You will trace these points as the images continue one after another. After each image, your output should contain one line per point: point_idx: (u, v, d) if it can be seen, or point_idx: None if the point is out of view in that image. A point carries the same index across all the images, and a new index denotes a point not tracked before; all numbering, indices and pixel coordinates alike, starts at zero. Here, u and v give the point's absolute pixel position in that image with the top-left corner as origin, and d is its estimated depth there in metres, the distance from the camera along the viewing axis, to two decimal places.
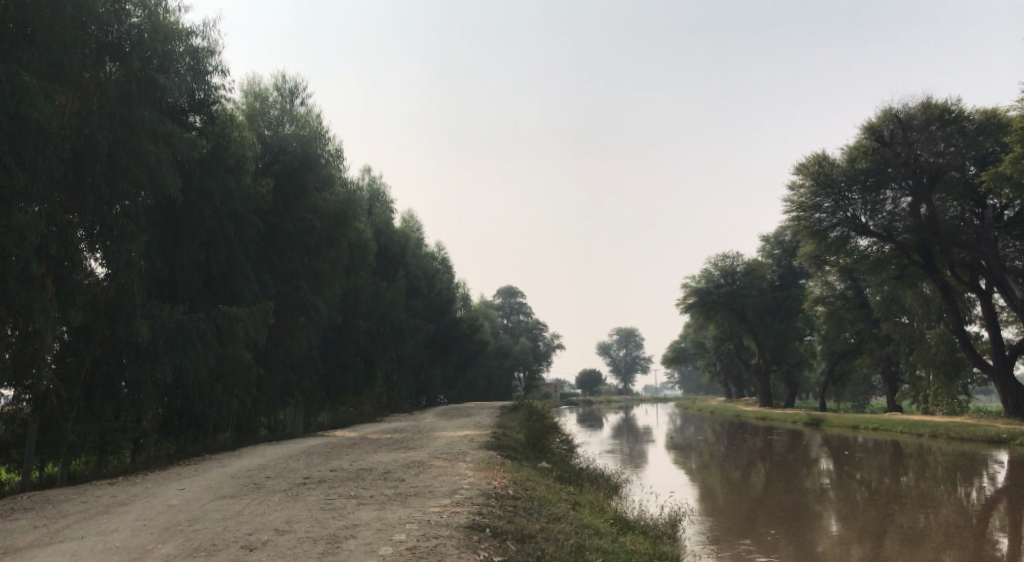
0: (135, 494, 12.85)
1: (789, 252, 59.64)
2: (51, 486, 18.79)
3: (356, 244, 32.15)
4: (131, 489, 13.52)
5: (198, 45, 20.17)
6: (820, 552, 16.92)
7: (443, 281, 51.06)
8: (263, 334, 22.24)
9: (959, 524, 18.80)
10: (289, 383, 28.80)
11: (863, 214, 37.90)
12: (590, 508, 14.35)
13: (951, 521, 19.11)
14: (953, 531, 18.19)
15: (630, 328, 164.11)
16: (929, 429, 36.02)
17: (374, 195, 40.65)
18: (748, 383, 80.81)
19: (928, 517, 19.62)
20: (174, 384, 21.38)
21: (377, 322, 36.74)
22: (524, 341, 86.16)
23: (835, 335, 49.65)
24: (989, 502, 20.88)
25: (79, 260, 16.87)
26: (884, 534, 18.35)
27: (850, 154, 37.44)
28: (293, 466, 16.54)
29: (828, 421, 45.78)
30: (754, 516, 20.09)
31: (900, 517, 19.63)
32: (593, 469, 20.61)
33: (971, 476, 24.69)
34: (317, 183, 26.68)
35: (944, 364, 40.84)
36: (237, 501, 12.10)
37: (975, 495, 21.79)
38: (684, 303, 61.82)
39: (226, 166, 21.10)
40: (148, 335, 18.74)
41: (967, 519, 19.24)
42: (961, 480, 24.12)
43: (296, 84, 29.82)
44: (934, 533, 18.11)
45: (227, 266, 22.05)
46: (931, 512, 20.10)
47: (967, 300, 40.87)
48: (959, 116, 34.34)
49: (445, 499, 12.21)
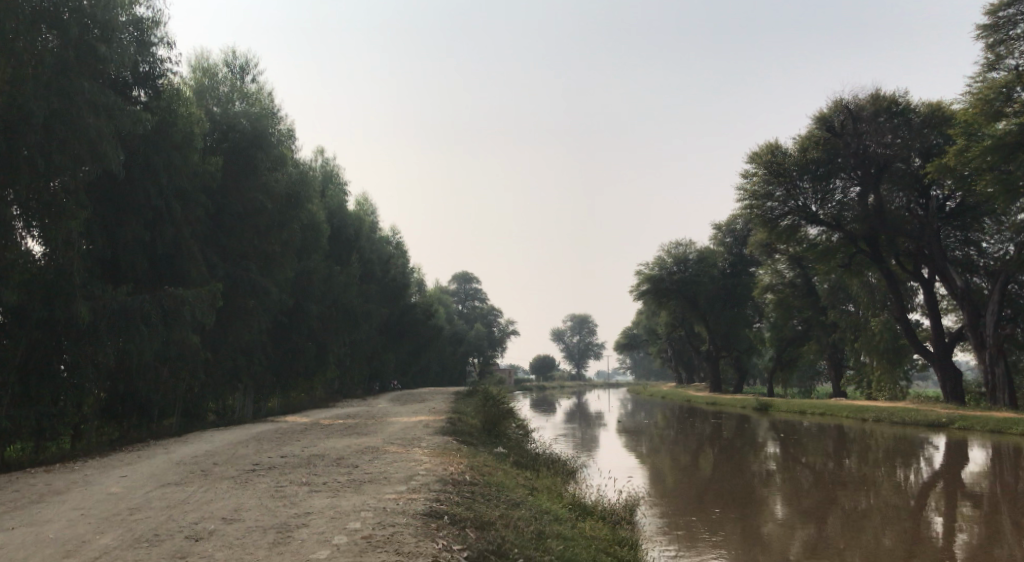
0: (74, 482, 12.29)
1: (740, 240, 60.37)
2: None
3: (307, 225, 31.43)
4: (69, 477, 12.95)
5: (142, 16, 19.37)
6: (767, 533, 17.11)
7: (397, 265, 50.51)
8: (210, 317, 21.60)
9: (899, 505, 19.23)
10: (238, 367, 28.12)
11: (813, 203, 38.39)
12: (548, 494, 14.24)
13: (892, 502, 19.50)
14: (894, 512, 18.59)
15: (583, 314, 164.96)
16: (874, 414, 36.84)
17: (327, 178, 39.86)
18: (698, 368, 81.85)
19: (871, 498, 19.99)
20: (117, 368, 20.64)
21: (329, 305, 36.10)
22: (478, 327, 85.90)
23: (784, 322, 50.45)
24: (929, 483, 21.41)
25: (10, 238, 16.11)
26: (828, 515, 18.61)
27: (801, 143, 37.85)
28: (242, 452, 16.06)
29: (776, 406, 46.56)
30: (704, 499, 20.24)
31: (845, 500, 19.97)
32: (547, 454, 20.52)
33: (912, 459, 25.28)
34: (267, 163, 25.96)
35: (887, 351, 41.77)
36: (183, 488, 11.66)
37: (915, 477, 22.33)
38: (637, 289, 62.22)
39: (172, 142, 20.30)
40: (88, 317, 18.10)
41: (907, 500, 19.68)
42: (903, 463, 24.72)
43: (247, 60, 28.93)
44: (876, 514, 18.48)
45: (173, 246, 21.39)
46: (874, 494, 20.49)
47: (911, 289, 41.90)
48: (906, 108, 34.98)
49: (401, 485, 11.95)
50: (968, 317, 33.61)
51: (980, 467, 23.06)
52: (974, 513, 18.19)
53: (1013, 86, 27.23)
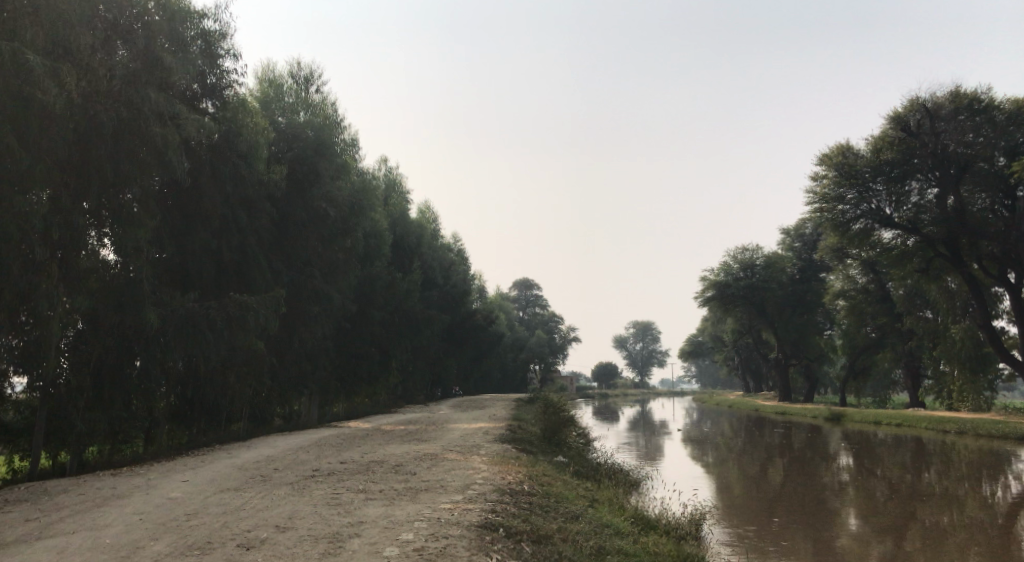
0: (137, 486, 12.47)
1: (809, 246, 58.61)
2: (61, 473, 18.53)
3: (370, 233, 31.66)
4: (133, 481, 13.14)
5: (210, 29, 19.71)
6: (839, 547, 16.37)
7: (460, 272, 50.67)
8: (274, 323, 21.78)
9: (981, 522, 18.18)
10: (303, 372, 28.47)
11: (887, 206, 37.06)
12: (608, 506, 13.85)
13: (975, 520, 18.40)
14: (975, 529, 17.58)
15: (647, 320, 163.11)
16: (954, 425, 35.16)
17: (390, 185, 40.16)
18: (766, 376, 79.90)
19: (950, 515, 18.92)
20: (186, 373, 21.06)
21: (392, 312, 36.32)
22: (540, 333, 85.74)
23: (857, 329, 48.71)
24: (1014, 500, 20.19)
25: (84, 243, 16.65)
26: (906, 532, 17.65)
27: (874, 144, 36.44)
28: (303, 457, 16.13)
29: (849, 416, 44.95)
30: (772, 512, 19.48)
31: (922, 515, 18.97)
32: (609, 464, 20.08)
33: (996, 474, 23.91)
34: (330, 172, 26.18)
35: (968, 359, 39.75)
36: (241, 494, 11.69)
37: (1000, 493, 21.06)
38: (703, 296, 61.08)
39: (237, 151, 20.48)
40: (157, 323, 18.48)
41: (990, 517, 18.59)
42: (987, 478, 23.38)
43: (311, 70, 29.31)
44: (956, 531, 17.50)
45: (239, 253, 21.77)
46: (955, 510, 19.39)
47: (994, 294, 39.92)
48: (989, 106, 33.28)
49: (457, 494, 11.74)
50: None
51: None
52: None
53: None
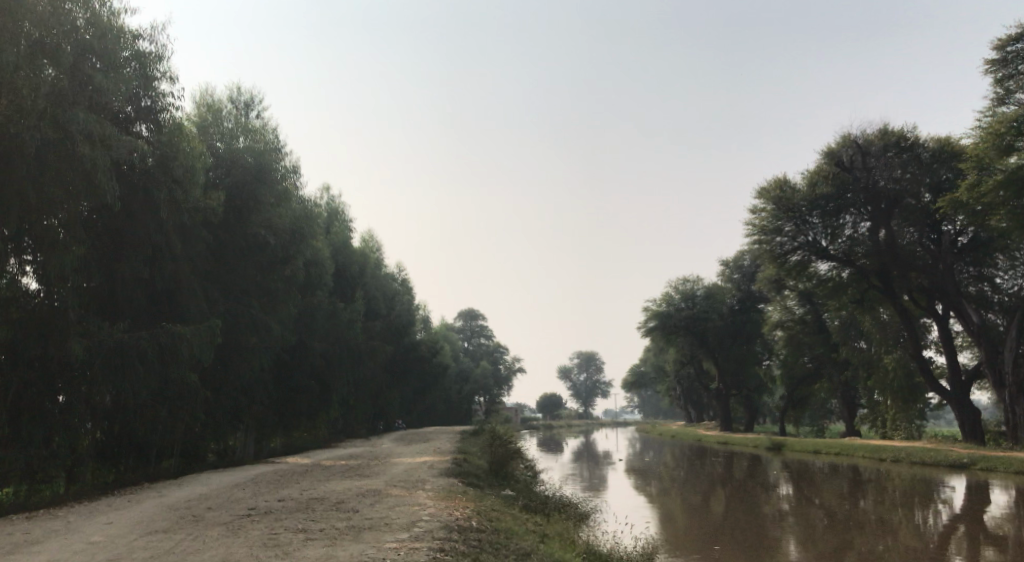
0: (55, 530, 11.63)
1: (749, 277, 59.24)
2: None
3: (311, 262, 30.95)
4: (51, 525, 12.27)
5: (145, 50, 19.10)
6: None
7: (402, 302, 50.00)
8: (210, 355, 20.82)
9: (918, 548, 18.38)
10: (239, 406, 27.50)
11: (823, 238, 37.80)
12: (559, 541, 13.52)
13: (911, 546, 18.63)
14: (911, 555, 17.76)
15: (589, 351, 163.86)
16: (890, 453, 35.85)
17: (332, 214, 39.53)
18: (707, 406, 80.69)
19: (887, 541, 19.12)
20: (115, 407, 20.05)
21: (333, 343, 35.50)
22: (483, 365, 85.13)
23: (794, 359, 49.58)
24: (949, 526, 20.52)
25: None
26: (845, 560, 17.73)
27: (810, 178, 37.33)
28: (239, 495, 15.41)
29: (789, 445, 45.50)
30: (714, 541, 19.41)
31: (862, 542, 19.11)
32: (556, 497, 19.78)
33: (930, 501, 24.36)
34: (270, 199, 25.54)
35: (900, 389, 40.59)
36: (171, 537, 10.99)
37: (934, 520, 21.39)
38: (645, 326, 61.56)
39: (174, 177, 19.66)
40: (83, 354, 17.56)
41: (926, 543, 18.81)
42: (921, 505, 23.78)
43: (252, 96, 28.71)
44: (891, 558, 17.65)
45: (174, 282, 21.00)
46: (891, 537, 19.59)
47: (924, 324, 41.11)
48: (915, 143, 34.58)
49: (403, 532, 11.25)
50: (986, 354, 32.69)
51: (1003, 510, 22.12)
52: (997, 557, 17.29)
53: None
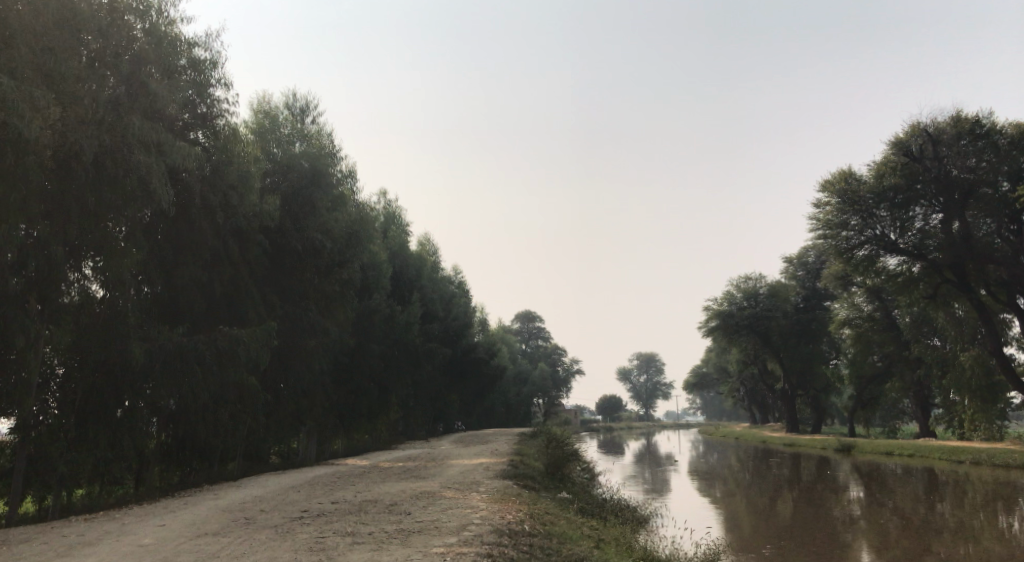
0: (107, 532, 11.68)
1: (814, 274, 57.87)
2: (47, 519, 17.77)
3: (368, 265, 30.99)
4: (105, 527, 12.34)
5: (200, 57, 19.29)
6: None
7: (460, 304, 49.98)
8: (266, 358, 20.82)
9: (1000, 555, 17.32)
10: (299, 409, 27.69)
11: (892, 232, 36.37)
12: (615, 546, 13.07)
13: (992, 552, 17.57)
14: None
15: (650, 352, 161.85)
16: (969, 455, 34.19)
17: (389, 218, 39.67)
18: (772, 408, 78.71)
19: (967, 548, 18.07)
20: (177, 410, 20.34)
21: (392, 346, 35.54)
22: (542, 366, 84.81)
23: (863, 358, 47.86)
24: None
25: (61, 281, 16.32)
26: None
27: (877, 170, 35.89)
28: (292, 497, 15.35)
29: (859, 446, 43.90)
30: (780, 545, 18.68)
31: (938, 548, 18.09)
32: (616, 500, 19.30)
33: (1012, 505, 22.97)
34: (326, 203, 25.60)
35: (978, 388, 38.71)
36: (219, 540, 10.92)
37: (1018, 526, 20.16)
38: (707, 326, 60.31)
39: (230, 182, 19.73)
40: (143, 357, 17.85)
41: (1009, 550, 17.69)
42: (1003, 510, 22.50)
43: (307, 102, 28.91)
44: None
45: (231, 286, 21.25)
46: (970, 543, 18.52)
47: (1003, 320, 39.19)
48: (992, 130, 32.76)
49: (451, 537, 10.96)
50: None
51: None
52: None
53: None
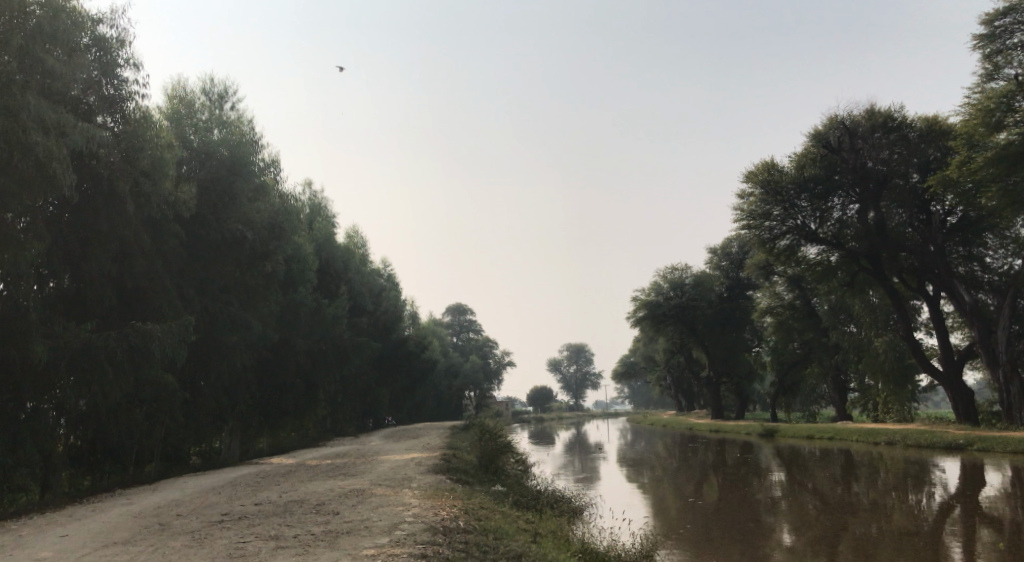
0: (1, 546, 10.81)
1: (736, 264, 58.99)
2: None
3: (292, 258, 29.98)
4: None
5: (106, 35, 18.18)
6: None
7: (389, 297, 49.10)
8: (184, 355, 19.74)
9: (913, 530, 17.86)
10: (220, 407, 26.60)
11: (812, 222, 37.13)
12: (552, 540, 12.82)
13: (906, 527, 18.09)
14: (905, 537, 17.23)
15: (579, 343, 163.18)
16: (885, 436, 35.37)
17: (314, 210, 38.62)
18: (698, 395, 80.20)
19: (881, 524, 18.54)
20: (88, 410, 19.21)
21: (319, 340, 34.58)
22: (474, 358, 84.53)
23: (784, 345, 49.08)
24: (945, 507, 19.95)
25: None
26: (838, 544, 17.15)
27: (797, 160, 36.60)
28: (213, 500, 14.59)
29: (782, 431, 44.93)
30: (705, 528, 18.82)
31: (855, 525, 18.56)
32: (549, 491, 19.12)
33: (924, 483, 23.77)
34: (247, 192, 24.55)
35: (892, 371, 40.04)
36: (129, 549, 10.23)
37: (929, 501, 20.84)
38: (634, 315, 60.81)
39: (141, 169, 18.63)
40: (46, 357, 16.69)
41: (923, 525, 18.22)
42: (914, 487, 23.26)
43: (225, 87, 27.63)
44: (885, 541, 17.07)
45: (145, 279, 20.07)
46: (885, 520, 19.02)
47: (914, 306, 40.77)
48: (902, 123, 34.03)
49: (383, 537, 10.49)
50: (979, 333, 31.98)
51: (997, 489, 21.64)
52: (993, 537, 16.76)
53: (1015, 95, 25.74)
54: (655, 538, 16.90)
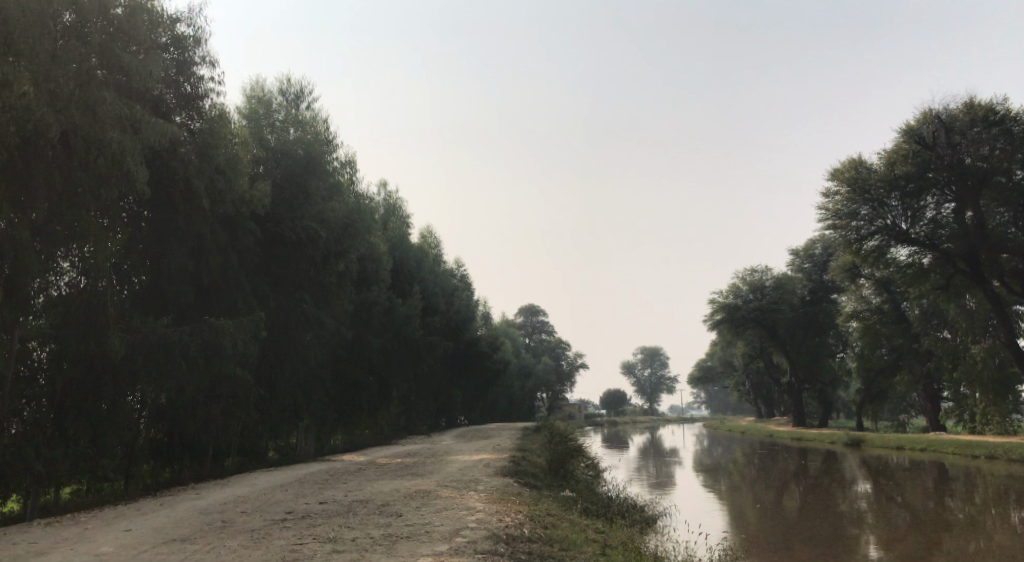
0: (64, 540, 10.88)
1: (820, 266, 56.71)
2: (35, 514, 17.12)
3: (365, 257, 29.98)
4: (63, 533, 11.52)
5: (183, 33, 18.30)
6: None
7: (462, 297, 49.03)
8: (255, 352, 19.77)
9: (1013, 549, 16.51)
10: (294, 403, 26.81)
11: (903, 221, 35.23)
12: (622, 552, 12.18)
13: (1003, 547, 16.75)
14: (1003, 556, 15.98)
15: (654, 347, 160.98)
16: (983, 449, 33.19)
17: (389, 210, 38.81)
18: (778, 402, 77.74)
19: (977, 542, 17.19)
20: (165, 404, 19.51)
21: (392, 339, 34.63)
22: (547, 360, 84.09)
23: (871, 352, 46.90)
24: None
25: (32, 284, 15.41)
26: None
27: (888, 158, 34.74)
28: (279, 497, 14.50)
29: (869, 441, 42.80)
30: (784, 540, 17.85)
31: (948, 542, 17.28)
32: (620, 497, 18.43)
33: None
34: (321, 191, 24.58)
35: (991, 381, 37.65)
36: (185, 548, 10.13)
37: None
38: (712, 319, 59.27)
39: (217, 166, 18.76)
40: (124, 350, 16.95)
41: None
42: (1014, 504, 21.62)
43: (301, 87, 27.82)
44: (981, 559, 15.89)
45: (222, 277, 20.30)
46: (981, 538, 17.67)
47: (1016, 312, 38.22)
48: (1005, 117, 31.76)
49: (442, 544, 10.05)
50: None
51: None
52: None
53: None
54: (733, 550, 16.03)
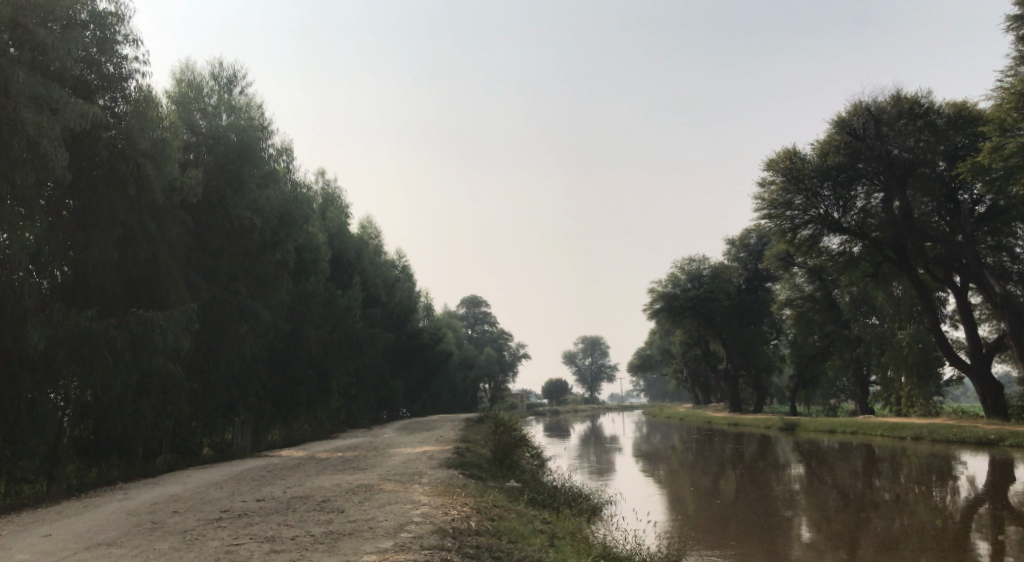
0: None
1: (755, 256, 57.72)
2: None
3: (302, 247, 29.26)
4: None
5: (104, 10, 17.37)
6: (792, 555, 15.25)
7: (403, 288, 48.41)
8: (188, 345, 19.02)
9: (940, 525, 16.98)
10: (229, 398, 26.01)
11: (835, 211, 36.02)
12: (569, 543, 12.04)
13: (929, 523, 17.24)
14: (930, 533, 16.43)
15: (595, 336, 162.42)
16: (909, 431, 34.26)
17: (326, 200, 37.98)
18: (716, 388, 79.15)
19: (903, 520, 17.64)
20: (92, 402, 18.66)
21: (331, 331, 33.93)
22: (489, 351, 83.94)
23: (804, 338, 48.03)
24: (972, 503, 18.99)
25: None
26: (860, 540, 16.29)
27: (821, 148, 35.41)
28: (214, 495, 13.97)
29: (803, 425, 43.86)
30: (723, 522, 18.06)
31: (879, 521, 17.70)
32: (564, 486, 18.34)
33: (948, 479, 22.74)
34: (255, 179, 23.81)
35: (917, 364, 38.88)
36: (111, 553, 9.61)
37: (955, 498, 19.88)
38: (651, 308, 59.87)
39: (143, 150, 17.96)
40: (44, 346, 16.08)
41: (952, 521, 17.33)
42: (938, 483, 22.32)
43: (234, 71, 26.88)
44: (909, 534, 16.37)
45: (151, 267, 19.50)
46: (909, 515, 18.16)
47: (940, 298, 39.53)
48: (929, 109, 32.71)
49: (386, 540, 9.75)
50: (1011, 327, 30.39)
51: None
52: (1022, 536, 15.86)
53: None
54: (675, 535, 16.11)
